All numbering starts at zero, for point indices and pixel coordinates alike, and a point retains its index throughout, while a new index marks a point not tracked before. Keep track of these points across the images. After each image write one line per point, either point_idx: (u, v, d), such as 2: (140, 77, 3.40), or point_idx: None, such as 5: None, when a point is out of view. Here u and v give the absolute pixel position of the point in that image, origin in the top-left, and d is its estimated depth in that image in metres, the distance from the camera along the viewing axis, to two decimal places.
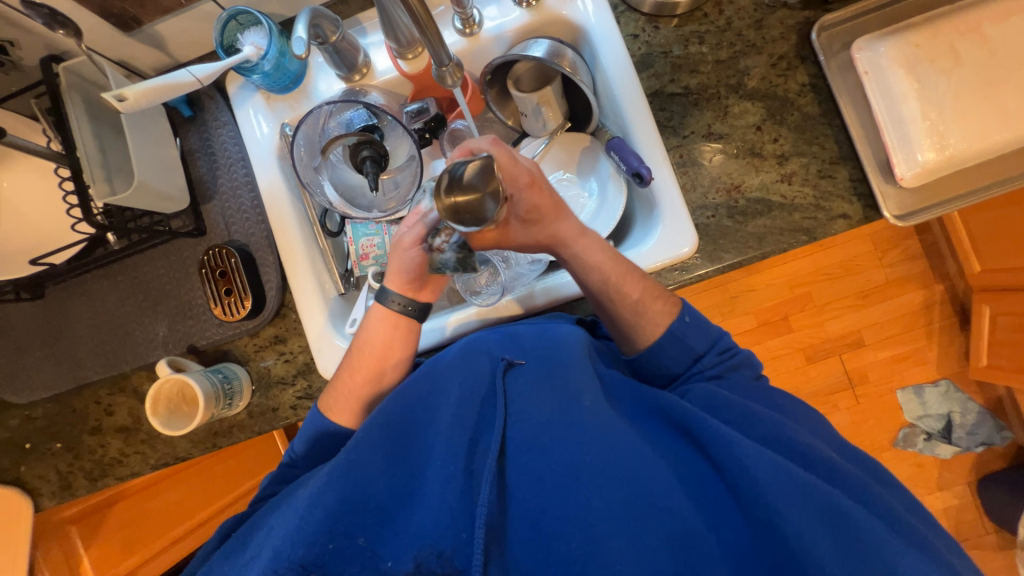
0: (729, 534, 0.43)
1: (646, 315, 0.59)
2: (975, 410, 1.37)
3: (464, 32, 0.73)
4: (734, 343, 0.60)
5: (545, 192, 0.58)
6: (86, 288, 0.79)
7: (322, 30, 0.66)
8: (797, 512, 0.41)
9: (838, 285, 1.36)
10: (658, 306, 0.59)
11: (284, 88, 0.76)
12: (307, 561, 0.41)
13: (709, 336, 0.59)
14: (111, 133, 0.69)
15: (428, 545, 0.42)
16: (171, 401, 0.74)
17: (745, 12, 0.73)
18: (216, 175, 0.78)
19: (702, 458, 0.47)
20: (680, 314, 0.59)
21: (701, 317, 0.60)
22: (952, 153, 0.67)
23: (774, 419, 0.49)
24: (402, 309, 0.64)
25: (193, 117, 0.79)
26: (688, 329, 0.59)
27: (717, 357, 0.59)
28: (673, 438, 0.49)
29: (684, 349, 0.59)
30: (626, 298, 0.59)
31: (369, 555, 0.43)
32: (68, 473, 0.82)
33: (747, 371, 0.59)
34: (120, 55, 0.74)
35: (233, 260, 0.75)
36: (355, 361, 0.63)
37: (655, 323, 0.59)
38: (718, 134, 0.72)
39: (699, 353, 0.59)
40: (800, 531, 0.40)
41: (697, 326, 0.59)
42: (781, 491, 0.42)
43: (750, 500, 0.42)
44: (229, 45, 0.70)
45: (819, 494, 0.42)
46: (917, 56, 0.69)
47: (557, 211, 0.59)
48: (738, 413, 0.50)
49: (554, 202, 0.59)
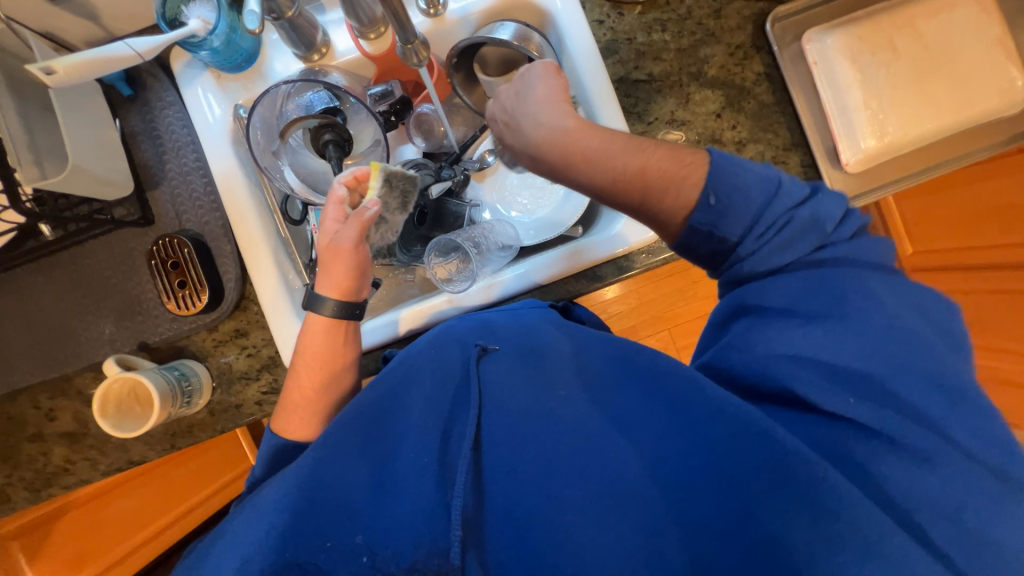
0: (694, 510, 0.42)
1: (658, 213, 0.52)
2: None
3: (428, 13, 0.72)
4: (787, 210, 0.49)
5: (494, 122, 0.62)
6: (18, 284, 0.72)
7: (277, 5, 0.62)
8: (764, 499, 0.40)
9: None
10: (669, 202, 0.52)
11: (236, 67, 0.71)
12: (303, 559, 0.40)
13: (747, 216, 0.49)
14: (38, 111, 0.62)
15: (422, 543, 0.42)
16: (121, 401, 0.70)
17: (704, 2, 0.75)
18: (163, 160, 0.73)
19: (706, 441, 0.44)
20: (702, 198, 0.50)
21: (728, 199, 0.50)
22: (891, 139, 0.72)
23: (759, 371, 0.46)
24: (335, 312, 0.60)
25: (134, 97, 0.73)
26: (714, 215, 0.50)
27: (757, 241, 0.49)
28: (673, 416, 0.46)
29: (712, 240, 0.51)
30: (632, 201, 0.53)
31: (366, 556, 0.41)
32: (5, 486, 0.75)
33: (810, 239, 0.48)
34: (45, 25, 0.67)
35: (186, 250, 0.71)
36: (313, 359, 0.60)
37: (669, 213, 0.52)
38: (681, 121, 0.75)
39: (734, 242, 0.50)
40: (767, 505, 0.40)
41: (724, 210, 0.49)
42: (751, 465, 0.41)
43: (716, 474, 0.42)
44: (172, 18, 0.65)
45: (788, 459, 0.40)
46: (860, 48, 0.74)
47: (505, 132, 0.60)
48: (741, 372, 0.48)
49: (502, 123, 0.61)
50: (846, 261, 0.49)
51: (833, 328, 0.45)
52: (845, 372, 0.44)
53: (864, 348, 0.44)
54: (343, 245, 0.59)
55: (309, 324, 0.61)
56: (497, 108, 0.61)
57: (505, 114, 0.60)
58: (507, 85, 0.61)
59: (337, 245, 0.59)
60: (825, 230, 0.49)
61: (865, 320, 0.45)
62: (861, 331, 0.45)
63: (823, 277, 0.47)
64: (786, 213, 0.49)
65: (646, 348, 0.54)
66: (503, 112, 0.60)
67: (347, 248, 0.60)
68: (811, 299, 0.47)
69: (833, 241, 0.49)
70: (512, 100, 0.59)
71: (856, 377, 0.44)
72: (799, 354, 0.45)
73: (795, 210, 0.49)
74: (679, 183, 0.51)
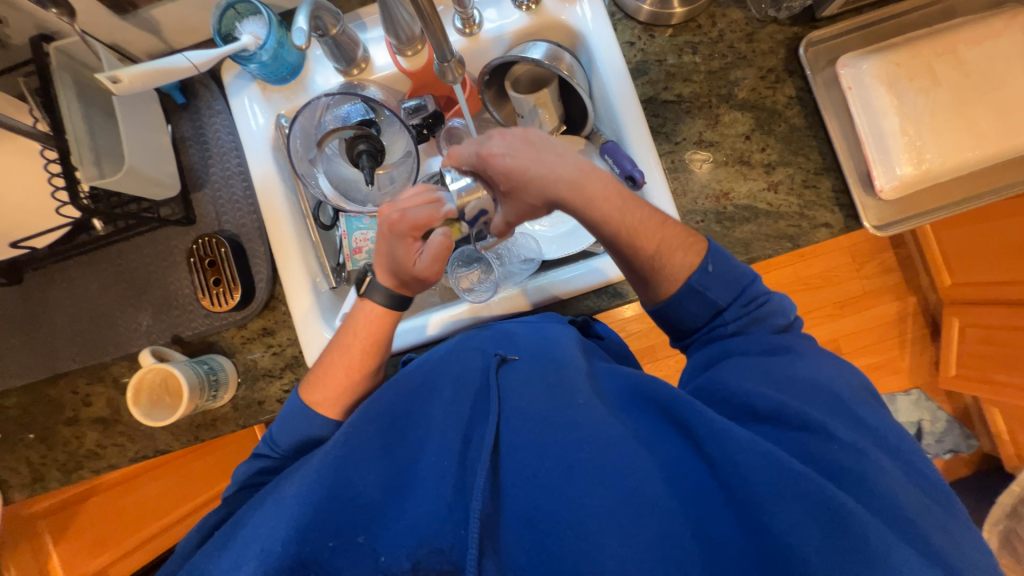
0: (716, 529, 0.42)
1: (665, 270, 0.55)
2: (943, 419, 1.43)
3: (464, 32, 0.74)
4: (764, 292, 0.55)
5: (512, 157, 0.58)
6: (68, 274, 0.77)
7: (322, 23, 0.66)
8: (784, 503, 0.40)
9: (817, 294, 1.37)
10: (679, 259, 0.55)
11: (281, 79, 0.75)
12: (308, 558, 0.41)
13: (734, 287, 0.54)
14: (101, 115, 0.68)
15: (427, 542, 0.42)
16: (153, 391, 0.73)
17: (737, 25, 0.75)
18: (208, 164, 0.77)
19: (694, 451, 0.46)
20: (702, 264, 0.54)
21: (723, 267, 0.55)
22: (928, 167, 0.71)
23: (775, 400, 0.46)
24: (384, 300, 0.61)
25: (186, 104, 0.78)
26: (710, 280, 0.54)
27: (741, 309, 0.54)
28: (663, 429, 0.49)
29: (706, 303, 0.54)
30: (642, 252, 0.56)
31: (368, 553, 0.42)
32: (40, 465, 0.79)
33: (776, 320, 0.54)
34: (114, 38, 0.72)
35: (223, 250, 0.74)
36: (370, 341, 0.61)
37: (675, 272, 0.55)
38: (709, 142, 0.75)
39: (720, 308, 0.55)
40: (791, 529, 0.40)
41: (720, 276, 0.54)
42: (772, 486, 0.41)
43: (739, 496, 0.42)
44: (226, 34, 0.70)
45: (806, 484, 0.40)
46: (898, 74, 0.72)
47: (530, 168, 0.58)
48: (731, 393, 0.49)
49: (526, 160, 0.58)
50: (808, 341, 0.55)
51: (789, 368, 0.49)
52: (816, 397, 0.47)
53: (813, 388, 0.48)
54: (424, 276, 0.59)
55: (363, 313, 0.61)
56: (519, 147, 0.59)
57: (531, 155, 0.58)
58: (523, 131, 0.60)
59: (420, 274, 0.59)
60: (789, 314, 0.56)
61: (819, 370, 0.50)
62: (811, 368, 0.50)
63: (790, 345, 0.52)
64: (764, 294, 0.55)
65: (632, 370, 0.56)
66: (526, 152, 0.59)
67: (427, 276, 0.59)
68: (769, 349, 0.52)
69: (792, 330, 0.56)
70: (537, 145, 0.59)
71: (824, 397, 0.47)
72: (778, 379, 0.49)
73: (768, 294, 0.55)
74: (685, 251, 0.56)
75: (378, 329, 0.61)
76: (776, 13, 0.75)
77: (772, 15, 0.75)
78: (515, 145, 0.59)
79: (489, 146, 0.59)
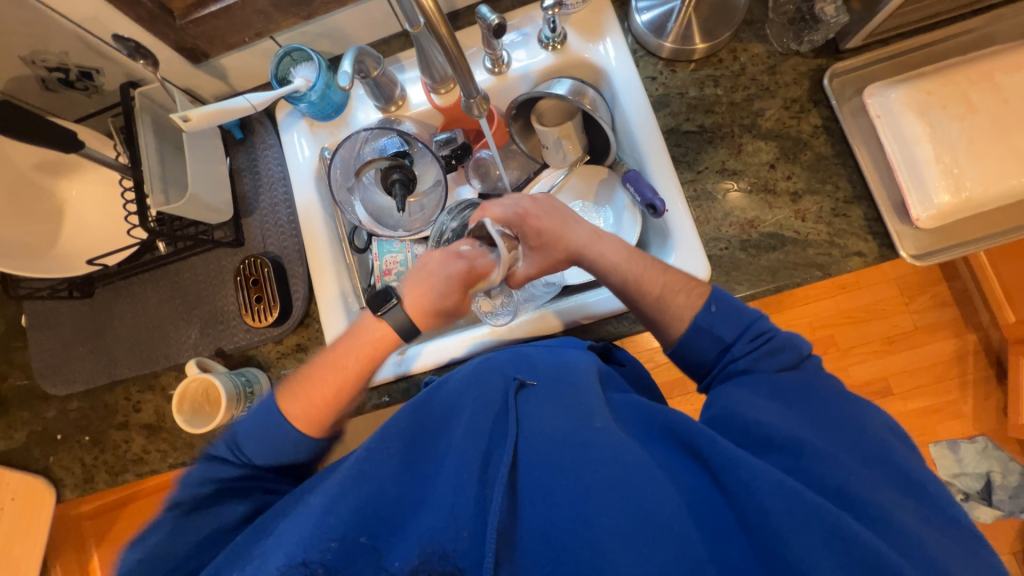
0: (731, 557, 0.41)
1: (669, 309, 0.58)
2: (1017, 472, 1.29)
3: (493, 72, 0.79)
4: (771, 327, 0.54)
5: (545, 218, 0.67)
6: (130, 290, 0.85)
7: (365, 66, 0.73)
8: (801, 530, 0.39)
9: (862, 329, 1.27)
10: (681, 300, 0.58)
11: (327, 116, 0.82)
12: (311, 559, 0.41)
13: (738, 323, 0.54)
14: (170, 149, 0.77)
15: (430, 544, 0.43)
16: (195, 400, 0.78)
17: (759, 59, 0.77)
18: (259, 192, 0.85)
19: (710, 482, 0.45)
20: (705, 305, 0.56)
21: (729, 304, 0.56)
22: (968, 196, 0.68)
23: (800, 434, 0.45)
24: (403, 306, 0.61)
25: (243, 139, 0.87)
26: (715, 320, 0.55)
27: (748, 345, 0.53)
28: (679, 458, 0.48)
29: (712, 339, 0.55)
30: (645, 298, 0.60)
31: (371, 554, 0.43)
32: (91, 466, 0.86)
33: (786, 357, 0.52)
34: (187, 83, 0.83)
35: (266, 270, 0.81)
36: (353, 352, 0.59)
37: (677, 314, 0.58)
38: (732, 170, 0.75)
39: (727, 343, 0.55)
40: (809, 559, 0.38)
41: (725, 315, 0.55)
42: (790, 514, 0.40)
43: (752, 521, 0.41)
44: (282, 77, 0.79)
45: (826, 512, 0.39)
46: (929, 103, 0.71)
47: (562, 229, 0.66)
48: (749, 423, 0.47)
49: (557, 220, 0.67)
50: (826, 376, 0.52)
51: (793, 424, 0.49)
52: (833, 433, 0.46)
53: (833, 423, 0.47)
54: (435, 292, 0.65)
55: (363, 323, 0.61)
56: (546, 208, 0.68)
57: (562, 214, 0.67)
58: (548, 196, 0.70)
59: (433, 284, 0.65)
60: (800, 350, 0.53)
61: (828, 405, 0.48)
62: (822, 401, 0.49)
63: (805, 384, 0.50)
64: (767, 330, 0.54)
65: (645, 400, 0.55)
66: (557, 213, 0.67)
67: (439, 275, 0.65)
68: (786, 386, 0.50)
69: (806, 365, 0.53)
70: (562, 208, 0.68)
71: (846, 438, 0.45)
72: (802, 412, 0.48)
73: (776, 330, 0.54)
74: (688, 292, 0.58)
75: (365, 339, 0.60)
76: (798, 47, 0.76)
77: (794, 48, 0.76)
78: (542, 205, 0.68)
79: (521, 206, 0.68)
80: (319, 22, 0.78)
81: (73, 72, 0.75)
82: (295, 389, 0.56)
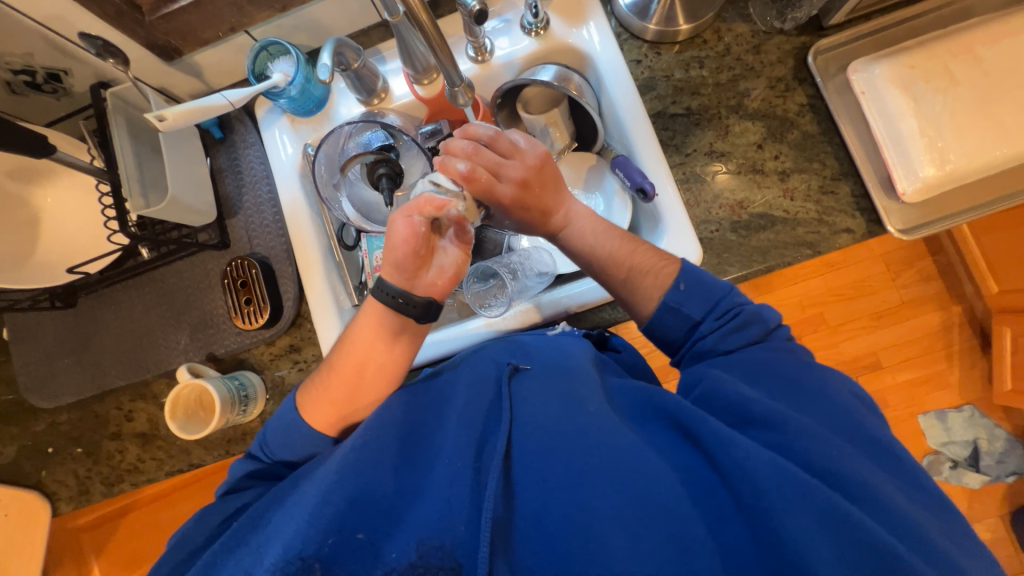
0: (729, 536, 0.42)
1: (638, 291, 0.59)
2: (1002, 437, 1.34)
3: (476, 60, 0.78)
4: (740, 301, 0.55)
5: (527, 211, 0.60)
6: (114, 297, 0.83)
7: (344, 58, 0.71)
8: (791, 508, 0.40)
9: (851, 306, 1.24)
10: (648, 282, 0.58)
11: (308, 112, 0.81)
12: (308, 554, 0.40)
13: (709, 299, 0.55)
14: (148, 151, 0.75)
15: (428, 537, 0.42)
16: (188, 406, 0.77)
17: (743, 38, 0.76)
18: (242, 192, 0.83)
19: (704, 460, 0.46)
20: (673, 283, 0.56)
21: (696, 280, 0.56)
22: (953, 168, 0.69)
23: (773, 408, 0.46)
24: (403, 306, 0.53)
25: (223, 139, 0.85)
26: (684, 297, 0.56)
27: (716, 322, 0.55)
28: (673, 439, 0.48)
29: (682, 317, 0.56)
30: (613, 278, 0.60)
31: (368, 550, 0.42)
32: (86, 478, 0.85)
33: (753, 331, 0.54)
34: (161, 82, 0.80)
35: (253, 271, 0.79)
36: (361, 343, 0.55)
37: (645, 294, 0.58)
38: (720, 152, 0.75)
39: (696, 321, 0.56)
40: (797, 528, 0.39)
41: (693, 291, 0.56)
42: (779, 491, 0.40)
43: (747, 497, 0.41)
44: (260, 73, 0.76)
45: (817, 491, 0.40)
46: (913, 77, 0.71)
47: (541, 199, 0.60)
48: (728, 400, 0.48)
49: (537, 205, 0.60)
50: (792, 348, 0.54)
51: (795, 395, 0.48)
52: (809, 404, 0.47)
53: (818, 400, 0.48)
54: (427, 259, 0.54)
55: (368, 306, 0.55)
56: (535, 197, 0.60)
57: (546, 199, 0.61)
58: (541, 175, 0.60)
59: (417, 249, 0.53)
60: (768, 324, 0.55)
61: (800, 381, 0.50)
62: (795, 385, 0.49)
63: (770, 356, 0.52)
64: (734, 307, 0.55)
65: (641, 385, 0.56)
66: (543, 202, 0.61)
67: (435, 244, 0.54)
68: (752, 361, 0.52)
69: (773, 338, 0.55)
70: (553, 188, 0.62)
71: (826, 413, 0.47)
72: (777, 388, 0.49)
73: (744, 304, 0.55)
74: (656, 273, 0.58)
75: (371, 329, 0.55)
76: (781, 24, 0.76)
77: (778, 26, 0.76)
78: (532, 192, 0.60)
79: (509, 191, 0.58)
80: (294, 14, 0.76)
81: (40, 74, 0.72)
82: (312, 389, 0.56)
